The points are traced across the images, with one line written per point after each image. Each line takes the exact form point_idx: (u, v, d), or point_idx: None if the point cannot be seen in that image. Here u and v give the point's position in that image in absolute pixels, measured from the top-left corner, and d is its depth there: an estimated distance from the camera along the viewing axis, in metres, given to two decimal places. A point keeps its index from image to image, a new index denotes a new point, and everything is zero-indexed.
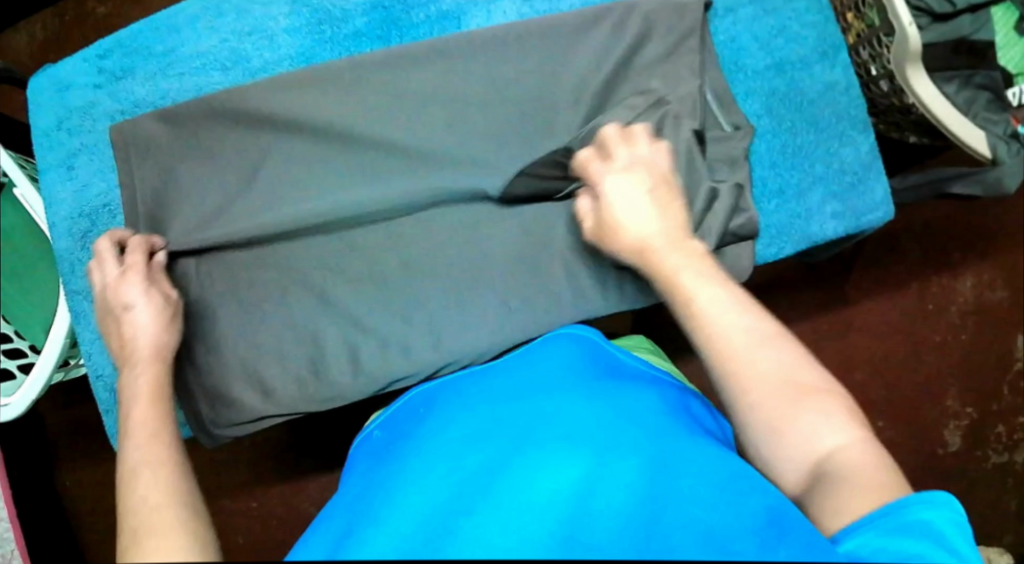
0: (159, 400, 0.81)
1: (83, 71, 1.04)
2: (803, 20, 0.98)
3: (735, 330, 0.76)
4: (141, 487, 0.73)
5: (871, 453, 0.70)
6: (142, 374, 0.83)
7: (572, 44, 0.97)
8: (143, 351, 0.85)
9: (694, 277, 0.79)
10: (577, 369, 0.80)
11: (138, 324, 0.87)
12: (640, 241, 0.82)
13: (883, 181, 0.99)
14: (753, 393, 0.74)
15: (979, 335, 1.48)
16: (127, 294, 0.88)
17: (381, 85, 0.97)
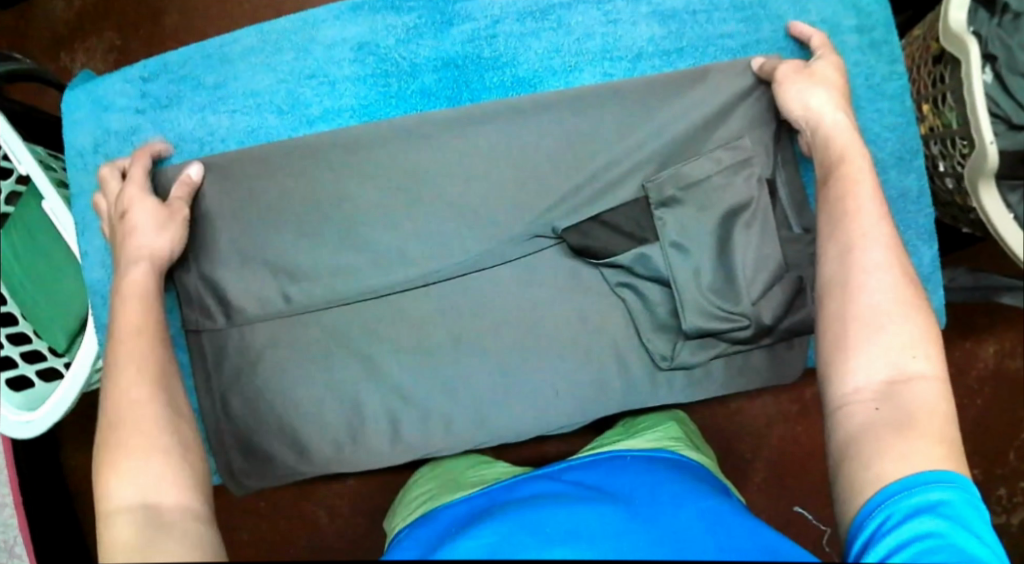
0: (153, 309, 0.82)
1: (125, 93, 1.00)
2: (884, 121, 0.95)
3: (882, 246, 0.77)
4: (123, 390, 0.76)
5: (943, 397, 0.71)
6: (133, 275, 0.84)
7: (647, 122, 0.92)
8: (142, 252, 0.86)
9: (864, 192, 0.79)
10: (588, 480, 0.80)
11: (146, 235, 0.87)
12: (829, 132, 0.85)
13: (939, 294, 0.97)
14: (874, 302, 0.74)
15: (992, 403, 1.46)
16: (125, 204, 0.88)
17: (442, 145, 0.93)
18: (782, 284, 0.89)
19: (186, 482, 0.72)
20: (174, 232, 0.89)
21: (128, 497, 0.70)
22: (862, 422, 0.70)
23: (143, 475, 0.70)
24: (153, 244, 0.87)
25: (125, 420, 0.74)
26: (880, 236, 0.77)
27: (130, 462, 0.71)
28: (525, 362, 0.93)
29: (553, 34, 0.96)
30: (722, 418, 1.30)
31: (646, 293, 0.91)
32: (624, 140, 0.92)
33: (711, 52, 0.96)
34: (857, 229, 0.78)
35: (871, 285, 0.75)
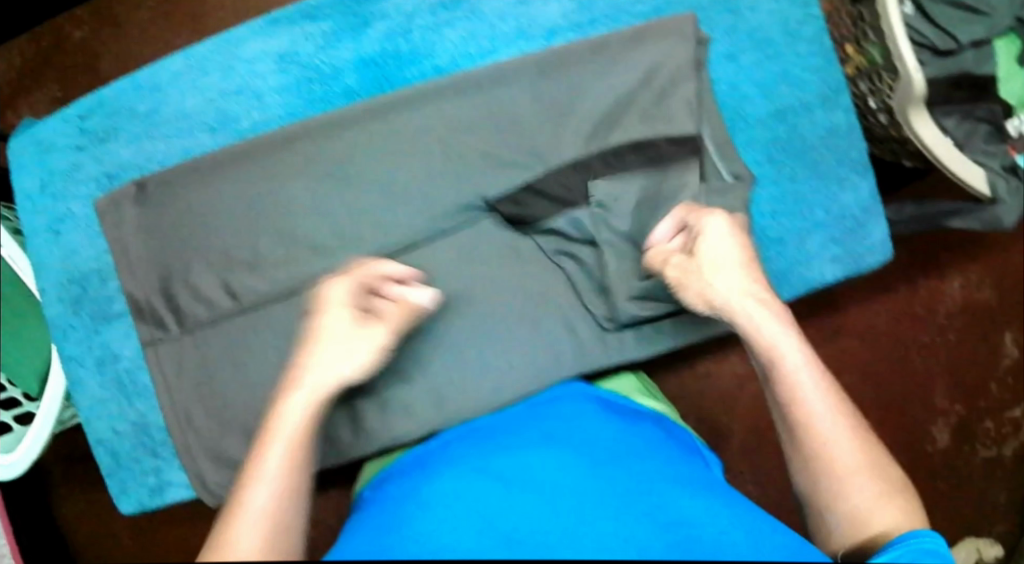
0: (304, 445, 0.78)
1: (63, 132, 1.01)
2: (804, 64, 0.96)
3: (822, 396, 0.79)
4: (242, 539, 0.71)
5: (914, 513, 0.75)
6: (293, 408, 0.79)
7: (568, 92, 0.94)
8: (315, 388, 0.81)
9: (791, 348, 0.80)
10: (558, 420, 0.80)
11: (317, 369, 0.82)
12: (735, 292, 0.83)
13: (882, 224, 0.98)
14: (834, 449, 0.77)
15: (966, 337, 1.46)
16: (365, 334, 0.84)
17: (370, 138, 0.94)
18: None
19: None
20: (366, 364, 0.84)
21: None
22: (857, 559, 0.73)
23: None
24: (336, 375, 0.82)
25: (238, 511, 0.73)
26: (825, 396, 0.79)
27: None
28: (475, 341, 0.93)
29: (468, 22, 0.97)
30: (694, 383, 1.31)
31: (579, 258, 0.94)
32: (547, 113, 0.94)
33: (625, 19, 0.97)
34: (807, 404, 0.79)
35: (839, 456, 0.77)
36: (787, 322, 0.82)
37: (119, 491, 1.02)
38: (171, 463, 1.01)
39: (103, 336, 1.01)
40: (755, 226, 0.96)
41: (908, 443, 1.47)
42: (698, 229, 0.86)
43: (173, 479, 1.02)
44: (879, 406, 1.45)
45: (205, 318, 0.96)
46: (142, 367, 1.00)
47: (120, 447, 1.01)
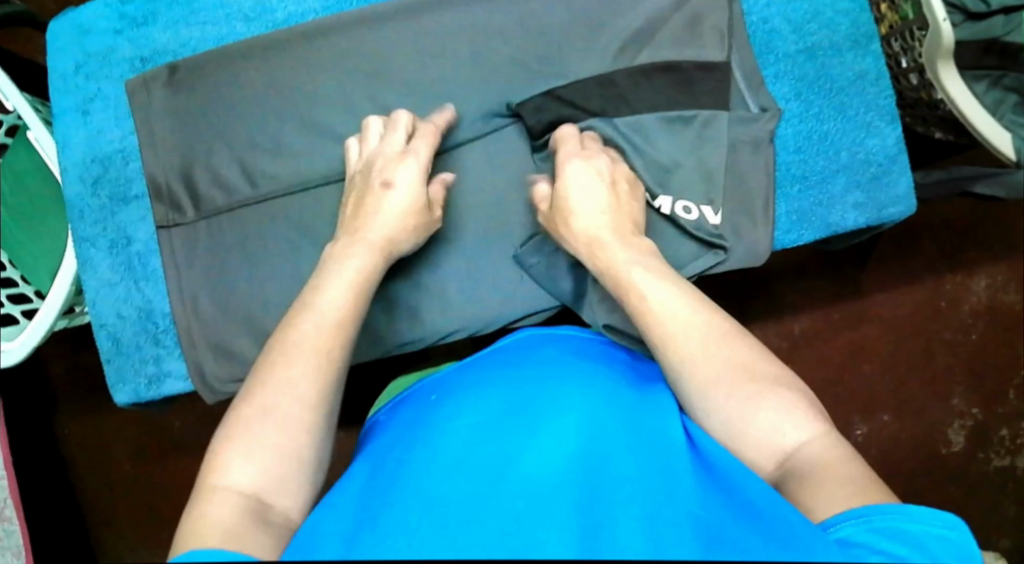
0: (363, 294, 0.80)
1: (104, 16, 1.03)
2: (837, 7, 0.96)
3: (680, 306, 0.78)
4: (261, 430, 0.70)
5: (835, 448, 0.70)
6: (359, 260, 0.82)
7: (599, 9, 0.94)
8: (378, 240, 0.84)
9: (671, 294, 0.79)
10: (593, 369, 0.80)
11: (384, 215, 0.85)
12: (584, 227, 0.84)
13: (907, 175, 0.97)
14: (689, 356, 0.75)
15: (989, 338, 1.42)
16: (392, 172, 0.86)
17: (399, 38, 0.95)
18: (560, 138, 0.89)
19: (298, 493, 0.70)
20: (407, 233, 0.86)
21: (240, 480, 0.68)
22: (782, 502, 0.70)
23: (260, 460, 0.69)
24: (413, 199, 0.86)
25: (276, 393, 0.72)
26: (688, 327, 0.76)
27: (251, 446, 0.70)
28: (489, 249, 0.93)
29: None
30: None
31: None
32: (577, 29, 0.94)
33: None
34: (675, 340, 0.76)
35: (708, 377, 0.74)
36: (659, 265, 0.82)
37: (114, 377, 1.00)
38: (172, 352, 1.00)
39: (117, 217, 1.01)
40: (777, 161, 0.95)
41: (921, 443, 1.42)
42: (560, 183, 0.86)
43: (172, 371, 1.00)
44: (893, 400, 1.42)
45: (223, 206, 0.96)
46: (155, 251, 1.01)
47: (123, 333, 1.00)
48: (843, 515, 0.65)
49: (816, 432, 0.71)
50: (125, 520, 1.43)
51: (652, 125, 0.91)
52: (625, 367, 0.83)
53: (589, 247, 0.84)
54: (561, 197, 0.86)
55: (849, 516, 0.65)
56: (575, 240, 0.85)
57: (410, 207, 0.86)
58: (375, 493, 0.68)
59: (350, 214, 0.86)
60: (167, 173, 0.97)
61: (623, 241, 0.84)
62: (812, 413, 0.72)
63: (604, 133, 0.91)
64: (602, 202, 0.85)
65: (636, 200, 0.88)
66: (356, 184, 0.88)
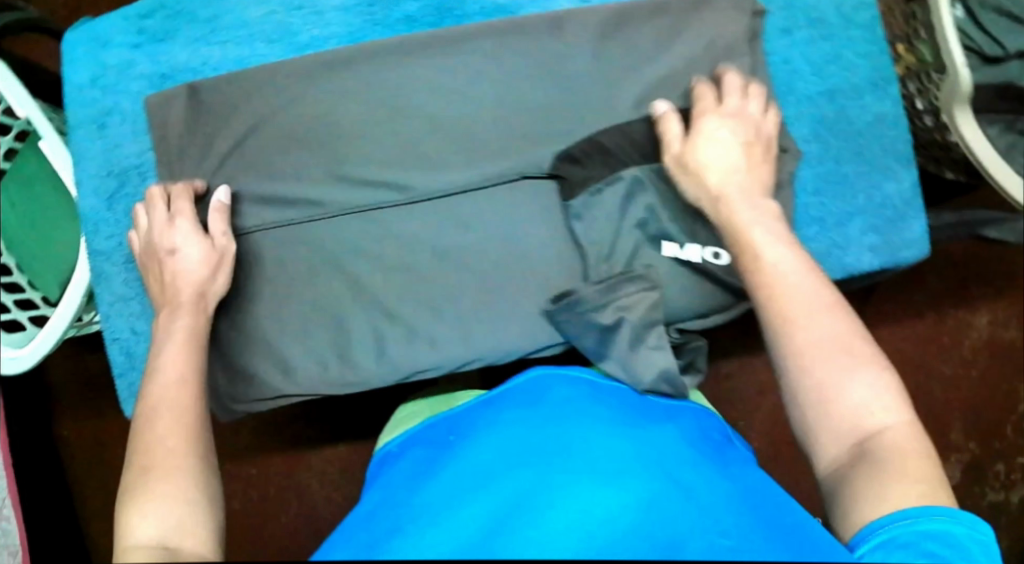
0: (194, 346, 0.86)
1: (122, 29, 1.04)
2: (858, 49, 0.97)
3: (802, 273, 0.80)
4: (151, 491, 0.74)
5: (914, 440, 0.73)
6: (180, 321, 0.87)
7: (620, 45, 0.95)
8: (185, 295, 0.89)
9: (790, 257, 0.81)
10: (604, 401, 0.80)
11: (185, 280, 0.90)
12: (711, 176, 0.86)
13: (922, 219, 0.98)
14: (814, 324, 0.77)
15: (988, 374, 1.44)
16: (172, 239, 0.92)
17: (424, 66, 0.96)
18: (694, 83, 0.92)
19: (199, 532, 0.72)
20: (217, 276, 0.92)
21: (148, 534, 0.71)
22: (843, 484, 0.74)
23: (164, 509, 0.72)
24: (205, 255, 0.91)
25: (168, 455, 0.76)
26: (812, 287, 0.79)
27: (146, 503, 0.73)
28: (506, 281, 0.94)
29: None
30: (714, 384, 1.33)
31: (594, 216, 0.92)
32: (601, 66, 0.95)
33: None
34: (786, 301, 0.79)
35: (814, 347, 0.76)
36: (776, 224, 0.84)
37: (124, 392, 1.00)
38: None
39: (134, 233, 1.02)
40: (796, 204, 0.96)
41: None
42: (700, 127, 0.88)
43: None
44: None
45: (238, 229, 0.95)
46: None
47: (135, 348, 1.00)
48: (889, 518, 0.69)
49: (901, 420, 0.74)
50: None
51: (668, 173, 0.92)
52: (653, 411, 0.81)
53: (714, 200, 0.86)
54: (700, 133, 0.88)
55: (891, 520, 0.69)
56: (701, 186, 0.87)
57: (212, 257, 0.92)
58: (388, 531, 0.69)
59: (158, 288, 0.92)
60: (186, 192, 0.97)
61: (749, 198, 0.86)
62: (903, 401, 0.75)
63: (634, 173, 0.92)
64: (739, 155, 0.87)
65: (768, 164, 0.90)
66: (150, 266, 0.93)
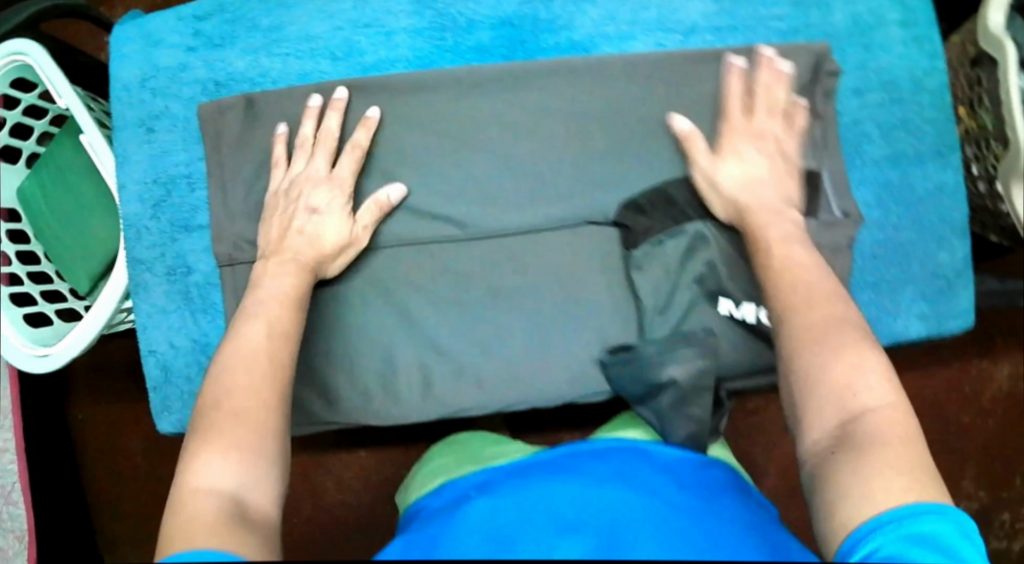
0: (297, 306, 0.87)
1: (177, 30, 1.01)
2: (926, 115, 0.96)
3: (807, 268, 0.86)
4: (214, 446, 0.74)
5: (898, 420, 0.77)
6: (280, 280, 0.88)
7: (692, 94, 0.93)
8: (307, 263, 0.89)
9: (801, 261, 0.86)
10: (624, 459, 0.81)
11: (313, 241, 0.90)
12: (743, 194, 0.89)
13: (970, 291, 0.99)
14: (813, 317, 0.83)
15: (1004, 424, 1.45)
16: (314, 201, 0.91)
17: (493, 98, 0.95)
18: (730, 75, 0.92)
19: (269, 489, 0.74)
20: (337, 258, 0.92)
21: (216, 479, 0.73)
22: (825, 468, 0.77)
23: (237, 459, 0.74)
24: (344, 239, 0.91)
25: (246, 406, 0.77)
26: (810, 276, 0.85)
27: (220, 448, 0.74)
28: (558, 323, 0.94)
29: (609, 2, 0.96)
30: (738, 420, 1.33)
31: (650, 266, 0.93)
32: (670, 115, 0.93)
33: (764, 33, 0.95)
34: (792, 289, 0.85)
35: (813, 338, 0.81)
36: (795, 228, 0.88)
37: (158, 406, 1.00)
38: None
39: (178, 245, 1.00)
40: (853, 269, 0.96)
41: None
42: (729, 148, 0.90)
43: None
44: None
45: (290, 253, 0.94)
46: (215, 285, 0.99)
47: (172, 363, 0.99)
48: (872, 526, 0.71)
49: (887, 401, 0.78)
50: (127, 515, 1.42)
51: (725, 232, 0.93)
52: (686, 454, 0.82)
53: (742, 213, 0.89)
54: (728, 153, 0.90)
55: (874, 527, 0.70)
56: (732, 203, 0.89)
57: (347, 241, 0.92)
58: None
59: (271, 242, 0.91)
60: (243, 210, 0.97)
61: (775, 205, 0.89)
62: (889, 383, 0.79)
63: (696, 227, 0.92)
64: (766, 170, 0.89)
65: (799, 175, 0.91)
66: (277, 206, 0.93)
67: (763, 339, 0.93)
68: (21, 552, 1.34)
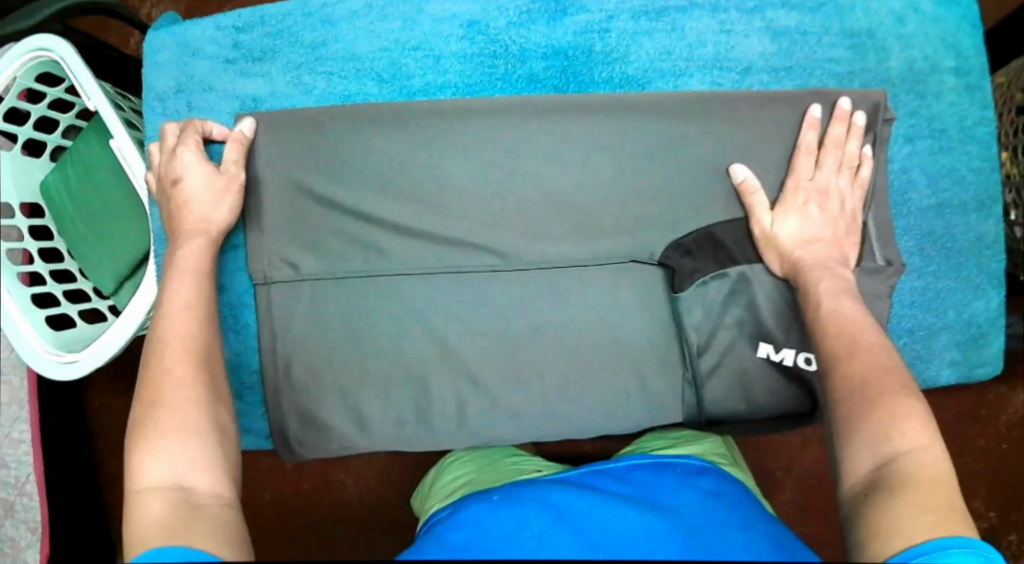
0: (195, 270, 0.88)
1: (215, 41, 0.99)
2: (973, 166, 0.99)
3: (859, 322, 0.86)
4: (153, 444, 0.76)
5: (933, 470, 0.76)
6: (188, 248, 0.89)
7: (742, 132, 0.94)
8: (192, 224, 0.91)
9: (850, 312, 0.87)
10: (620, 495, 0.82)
11: (192, 205, 0.91)
12: (798, 247, 0.91)
13: (1000, 339, 1.00)
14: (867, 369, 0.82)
15: (1019, 449, 1.43)
16: (182, 167, 0.92)
17: (539, 124, 0.94)
18: (805, 126, 0.94)
19: (211, 472, 0.76)
20: (222, 208, 0.92)
21: (160, 475, 0.74)
22: (858, 515, 0.75)
23: (175, 454, 0.75)
24: (208, 218, 0.92)
25: (175, 406, 0.78)
26: (862, 326, 0.85)
27: (159, 445, 0.76)
28: (600, 357, 0.94)
29: (666, 36, 0.97)
30: (758, 436, 1.32)
31: (693, 303, 0.93)
32: (721, 156, 0.94)
33: (819, 75, 0.98)
34: (845, 340, 0.85)
35: (857, 393, 0.81)
36: (847, 287, 0.89)
37: None
38: (254, 410, 0.99)
39: None
40: (891, 315, 0.98)
41: None
42: (786, 199, 0.92)
43: (252, 427, 1.00)
44: None
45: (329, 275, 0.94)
46: (247, 306, 0.97)
47: None
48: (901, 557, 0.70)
49: (921, 447, 0.77)
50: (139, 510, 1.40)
51: (763, 276, 0.93)
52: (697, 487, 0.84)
53: (794, 266, 0.90)
54: (786, 204, 0.92)
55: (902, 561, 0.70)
56: (783, 253, 0.91)
57: (219, 192, 0.92)
58: None
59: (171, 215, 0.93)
60: (280, 228, 0.94)
61: (828, 260, 0.91)
62: (927, 430, 0.78)
63: (740, 270, 0.92)
64: (822, 225, 0.92)
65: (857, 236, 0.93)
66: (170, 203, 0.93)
67: (803, 381, 0.93)
68: (33, 545, 1.30)
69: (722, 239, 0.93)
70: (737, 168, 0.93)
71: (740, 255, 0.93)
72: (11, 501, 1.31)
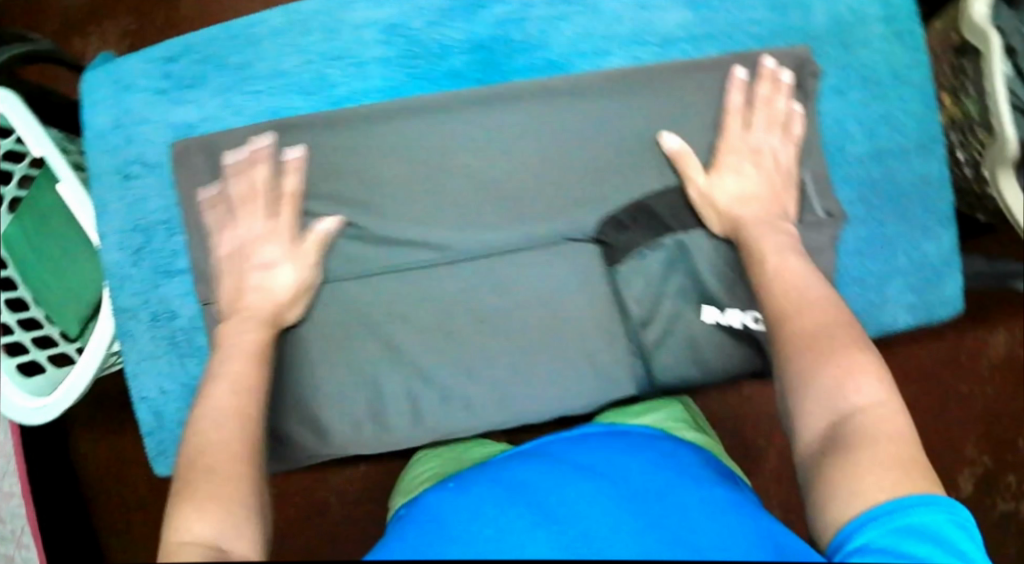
0: (262, 359, 0.84)
1: (145, 73, 1.00)
2: (908, 109, 0.99)
3: (807, 277, 0.85)
4: (197, 498, 0.70)
5: (892, 415, 0.74)
6: (244, 334, 0.85)
7: (668, 103, 0.95)
8: (262, 315, 0.87)
9: (797, 270, 0.85)
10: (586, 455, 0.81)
11: (261, 292, 0.89)
12: (738, 208, 0.90)
13: (956, 277, 1.00)
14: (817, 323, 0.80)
15: (1003, 391, 1.42)
16: (266, 255, 0.90)
17: (464, 115, 0.95)
18: (731, 88, 0.94)
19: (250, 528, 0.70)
20: (294, 305, 0.91)
21: (204, 533, 0.68)
22: (815, 468, 0.74)
23: (215, 514, 0.69)
24: (282, 315, 0.90)
25: (211, 458, 0.73)
26: (807, 281, 0.85)
27: (202, 503, 0.70)
28: (552, 340, 0.94)
29: (583, 18, 0.98)
30: (734, 406, 1.32)
31: (636, 273, 0.94)
32: (648, 128, 0.95)
33: (742, 38, 0.98)
34: (791, 295, 0.84)
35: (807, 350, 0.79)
36: (792, 244, 0.88)
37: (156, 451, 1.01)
38: None
39: (161, 291, 1.00)
40: (840, 265, 0.97)
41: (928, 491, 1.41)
42: (721, 163, 0.92)
43: None
44: None
45: None
46: (200, 329, 1.00)
47: (164, 408, 1.00)
48: (864, 518, 0.68)
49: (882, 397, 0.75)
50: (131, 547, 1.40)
51: (702, 242, 0.93)
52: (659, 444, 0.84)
53: (737, 228, 0.90)
54: (722, 164, 0.92)
55: (865, 521, 0.68)
56: (724, 215, 0.91)
57: (299, 287, 0.90)
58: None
59: (231, 297, 0.90)
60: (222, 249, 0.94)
61: (768, 218, 0.90)
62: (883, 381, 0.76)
63: (676, 238, 0.93)
64: (759, 184, 0.92)
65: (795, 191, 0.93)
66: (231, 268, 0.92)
67: (750, 340, 0.95)
68: None
69: (659, 211, 0.94)
70: (666, 136, 0.93)
71: (677, 223, 0.93)
72: (11, 556, 1.28)
